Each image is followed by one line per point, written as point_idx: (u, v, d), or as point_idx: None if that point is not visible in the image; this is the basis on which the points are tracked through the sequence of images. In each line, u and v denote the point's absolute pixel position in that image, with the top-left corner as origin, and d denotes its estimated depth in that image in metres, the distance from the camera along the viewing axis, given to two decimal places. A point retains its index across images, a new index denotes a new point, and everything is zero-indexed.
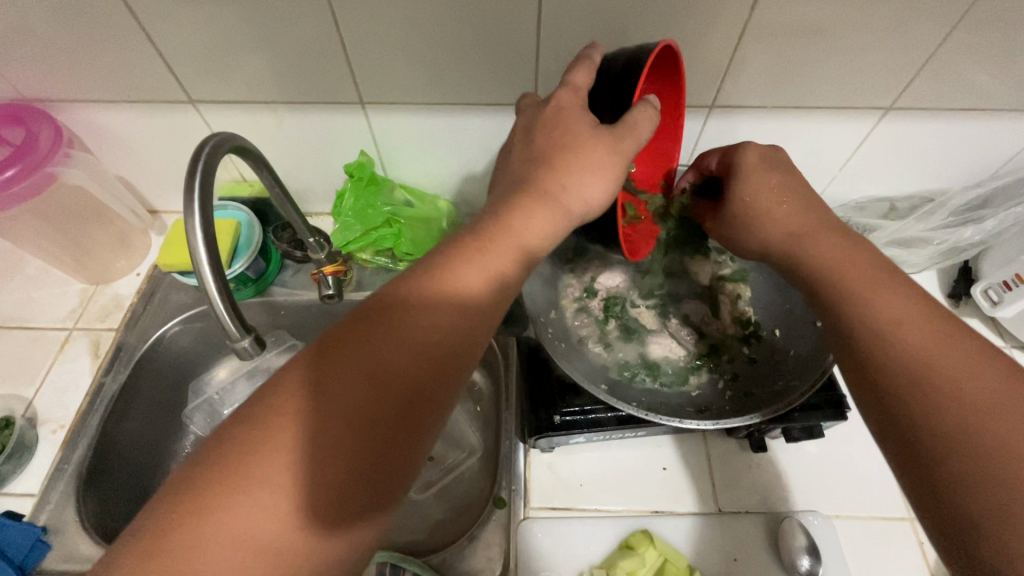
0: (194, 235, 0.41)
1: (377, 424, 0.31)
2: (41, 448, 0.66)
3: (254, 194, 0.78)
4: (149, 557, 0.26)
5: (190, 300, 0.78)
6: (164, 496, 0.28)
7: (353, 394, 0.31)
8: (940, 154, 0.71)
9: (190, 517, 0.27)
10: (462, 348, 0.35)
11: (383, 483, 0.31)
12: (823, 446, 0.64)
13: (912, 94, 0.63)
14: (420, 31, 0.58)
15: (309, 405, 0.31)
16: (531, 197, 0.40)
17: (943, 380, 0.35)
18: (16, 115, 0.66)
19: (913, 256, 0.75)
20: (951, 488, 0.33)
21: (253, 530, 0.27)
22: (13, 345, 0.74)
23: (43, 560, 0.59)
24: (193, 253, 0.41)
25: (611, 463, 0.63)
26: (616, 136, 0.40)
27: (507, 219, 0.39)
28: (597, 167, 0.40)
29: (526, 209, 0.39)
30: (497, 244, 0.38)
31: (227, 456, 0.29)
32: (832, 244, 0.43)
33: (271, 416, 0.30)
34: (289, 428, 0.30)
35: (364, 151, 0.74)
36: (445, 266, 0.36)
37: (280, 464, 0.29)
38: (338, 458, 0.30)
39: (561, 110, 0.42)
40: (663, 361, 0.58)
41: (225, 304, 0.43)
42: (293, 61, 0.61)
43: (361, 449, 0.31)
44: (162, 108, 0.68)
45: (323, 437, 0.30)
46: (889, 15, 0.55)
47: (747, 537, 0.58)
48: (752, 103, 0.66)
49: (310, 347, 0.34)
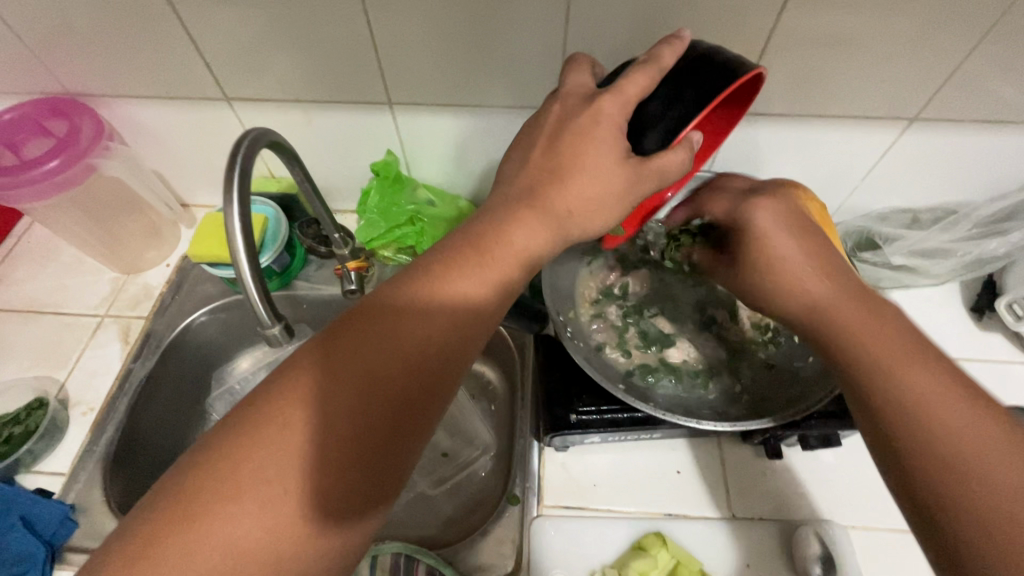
0: (233, 226, 0.43)
1: (381, 422, 0.33)
2: (71, 428, 0.68)
3: (282, 190, 0.80)
4: (181, 524, 0.28)
5: (216, 291, 0.80)
6: (193, 472, 0.30)
7: (364, 396, 0.33)
8: (965, 166, 0.71)
9: (217, 498, 0.29)
10: (461, 351, 0.37)
11: (387, 478, 0.33)
12: (839, 455, 0.63)
13: (937, 105, 0.63)
14: (449, 36, 0.60)
15: (316, 403, 0.32)
16: (529, 209, 0.40)
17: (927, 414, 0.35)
18: (61, 109, 0.69)
19: (934, 266, 0.74)
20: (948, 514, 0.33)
21: (265, 523, 0.29)
22: (48, 330, 0.76)
23: (70, 537, 0.61)
24: (231, 245, 0.43)
25: (625, 465, 0.64)
26: (640, 173, 0.39)
27: (505, 231, 0.39)
28: (609, 185, 0.39)
29: (524, 223, 0.40)
30: (498, 258, 0.39)
31: (250, 441, 0.30)
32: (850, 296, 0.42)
33: (284, 414, 0.31)
34: (302, 426, 0.31)
35: (390, 150, 0.75)
36: (447, 275, 0.37)
37: (294, 463, 0.30)
38: (347, 452, 0.31)
39: (599, 124, 0.40)
40: (681, 366, 0.58)
41: (259, 294, 0.44)
42: (325, 62, 0.64)
43: (366, 444, 0.32)
44: (197, 105, 0.71)
45: (335, 439, 0.31)
46: (915, 27, 0.55)
47: (760, 544, 0.58)
48: (775, 111, 0.66)
49: (319, 351, 0.34)
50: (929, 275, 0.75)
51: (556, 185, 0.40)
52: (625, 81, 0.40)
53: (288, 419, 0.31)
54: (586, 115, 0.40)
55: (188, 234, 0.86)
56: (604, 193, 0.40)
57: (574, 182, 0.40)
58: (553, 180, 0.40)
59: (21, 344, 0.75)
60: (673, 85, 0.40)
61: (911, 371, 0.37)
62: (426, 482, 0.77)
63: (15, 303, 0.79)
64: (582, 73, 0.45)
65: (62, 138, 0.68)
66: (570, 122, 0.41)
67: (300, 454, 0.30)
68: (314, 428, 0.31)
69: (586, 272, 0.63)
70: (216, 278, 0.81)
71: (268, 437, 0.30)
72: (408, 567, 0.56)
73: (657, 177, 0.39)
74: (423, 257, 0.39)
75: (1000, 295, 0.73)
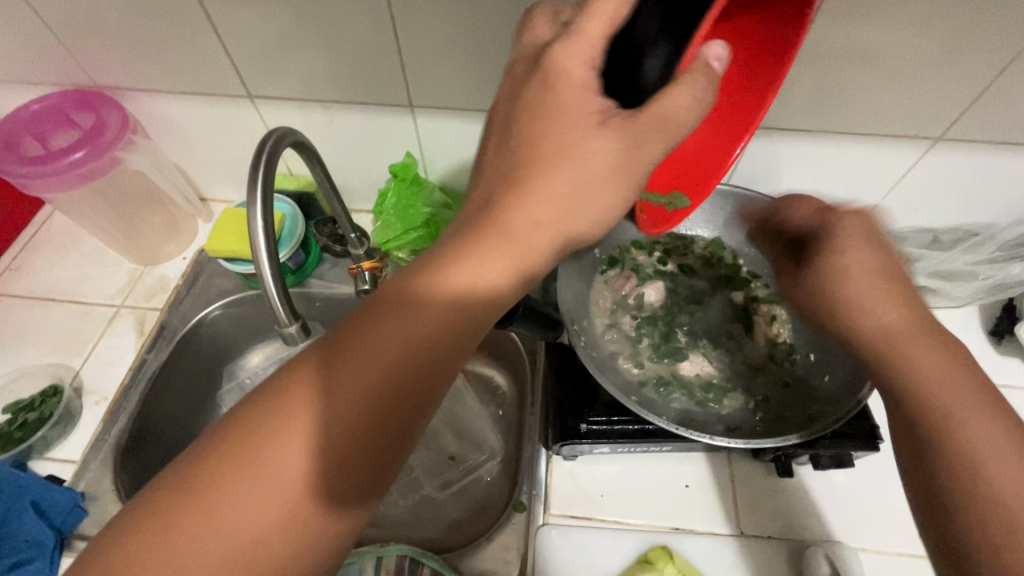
0: (254, 221, 0.43)
1: (374, 440, 0.32)
2: (84, 416, 0.69)
3: (299, 186, 0.81)
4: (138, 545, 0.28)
5: (232, 285, 0.80)
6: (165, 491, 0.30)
7: (349, 413, 0.31)
8: (990, 187, 0.70)
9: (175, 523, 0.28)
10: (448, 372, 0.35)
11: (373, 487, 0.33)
12: (851, 475, 0.62)
13: (962, 126, 0.63)
14: (474, 42, 0.60)
15: (312, 426, 0.31)
16: (521, 199, 0.35)
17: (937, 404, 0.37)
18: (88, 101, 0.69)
19: (952, 288, 0.73)
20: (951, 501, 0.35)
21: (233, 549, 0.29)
22: (65, 318, 0.77)
23: (79, 526, 0.62)
24: (252, 240, 0.43)
25: (633, 477, 0.63)
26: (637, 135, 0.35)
27: (500, 233, 0.35)
28: (608, 166, 0.35)
29: (518, 223, 0.35)
30: (490, 258, 0.34)
31: (220, 464, 0.30)
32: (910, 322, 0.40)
33: (278, 440, 0.30)
34: (279, 450, 0.30)
35: (409, 152, 0.76)
36: (435, 280, 0.34)
37: (266, 488, 0.30)
38: (328, 473, 0.31)
39: (562, 92, 0.36)
40: (693, 380, 0.57)
41: (278, 292, 0.45)
42: (350, 63, 0.64)
43: (353, 470, 0.31)
44: (221, 101, 0.72)
45: (317, 458, 0.31)
46: (942, 47, 0.55)
47: (768, 562, 0.57)
48: (799, 126, 0.66)
49: (313, 361, 0.33)
50: (948, 297, 0.74)
51: (553, 162, 0.35)
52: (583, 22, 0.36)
53: (273, 442, 0.30)
54: (546, 87, 0.36)
55: (204, 228, 0.86)
56: (602, 174, 0.35)
57: (539, 190, 0.35)
58: (523, 169, 0.36)
59: (38, 331, 0.76)
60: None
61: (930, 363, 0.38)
62: (433, 486, 0.77)
63: (34, 290, 0.80)
64: (544, 26, 0.41)
65: (87, 130, 0.68)
66: (536, 93, 0.37)
67: (289, 477, 0.30)
68: (293, 451, 0.30)
69: (600, 281, 0.63)
70: (231, 273, 0.81)
71: (264, 448, 0.30)
72: (413, 569, 0.56)
73: (664, 126, 0.34)
74: (422, 257, 0.36)
75: (1022, 320, 0.71)
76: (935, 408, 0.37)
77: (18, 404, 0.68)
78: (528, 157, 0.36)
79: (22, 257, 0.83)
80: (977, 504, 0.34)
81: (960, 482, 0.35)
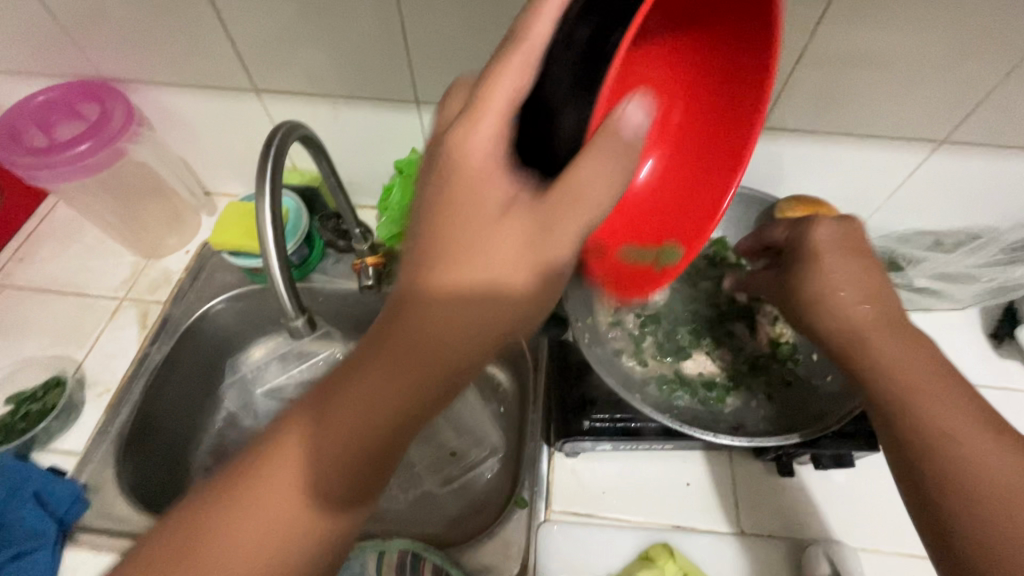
0: (263, 214, 0.43)
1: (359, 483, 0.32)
2: (87, 408, 0.69)
3: (304, 181, 0.80)
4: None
5: (235, 279, 0.80)
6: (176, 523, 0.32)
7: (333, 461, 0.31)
8: (992, 191, 0.70)
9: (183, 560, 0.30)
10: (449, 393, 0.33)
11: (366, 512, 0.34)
12: (852, 475, 0.63)
13: (966, 130, 0.63)
14: (481, 39, 0.60)
15: (302, 471, 0.32)
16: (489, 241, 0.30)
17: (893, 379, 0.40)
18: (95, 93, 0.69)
19: (955, 291, 0.74)
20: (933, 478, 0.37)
21: None
22: (68, 310, 0.77)
23: (81, 517, 0.62)
24: (261, 234, 0.43)
25: (634, 474, 0.64)
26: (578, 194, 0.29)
27: (470, 280, 0.30)
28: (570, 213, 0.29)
29: (487, 268, 0.30)
30: (457, 312, 0.30)
31: (221, 508, 0.31)
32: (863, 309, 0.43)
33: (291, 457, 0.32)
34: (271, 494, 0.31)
35: (415, 147, 0.75)
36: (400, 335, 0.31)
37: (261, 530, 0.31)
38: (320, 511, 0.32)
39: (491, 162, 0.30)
40: (696, 378, 0.58)
41: (286, 286, 0.45)
42: (357, 57, 0.64)
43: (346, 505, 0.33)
44: (226, 94, 0.71)
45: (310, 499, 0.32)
46: (948, 50, 0.55)
47: (768, 560, 0.58)
48: (804, 127, 0.66)
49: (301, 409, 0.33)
50: (950, 300, 0.75)
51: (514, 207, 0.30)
52: (481, 96, 0.31)
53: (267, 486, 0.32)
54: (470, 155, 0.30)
55: (208, 221, 0.86)
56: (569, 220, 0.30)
57: (497, 238, 0.30)
58: (464, 222, 0.31)
59: (41, 323, 0.76)
60: (561, 57, 0.30)
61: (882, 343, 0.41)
62: (434, 482, 0.77)
63: (37, 282, 0.80)
64: (459, 96, 0.35)
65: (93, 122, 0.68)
66: (458, 159, 0.31)
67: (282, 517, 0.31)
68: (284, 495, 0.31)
69: None
70: (235, 267, 0.81)
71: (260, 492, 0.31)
72: (415, 564, 0.56)
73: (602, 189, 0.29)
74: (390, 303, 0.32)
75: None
76: (885, 380, 0.40)
77: (21, 395, 0.68)
78: (480, 207, 0.31)
79: (25, 249, 0.83)
80: (940, 467, 0.37)
81: (925, 446, 0.38)
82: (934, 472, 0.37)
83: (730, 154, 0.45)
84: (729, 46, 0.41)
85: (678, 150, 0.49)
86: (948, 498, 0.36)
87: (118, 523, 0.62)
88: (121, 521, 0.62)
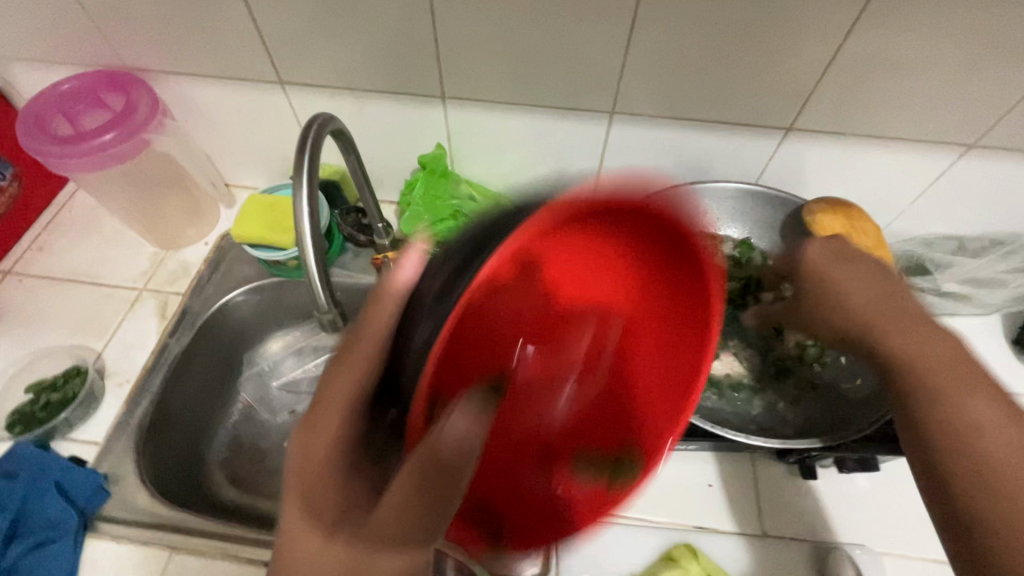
0: (300, 208, 0.43)
1: None
2: (106, 398, 0.69)
3: (324, 176, 0.80)
4: None
5: (254, 272, 0.80)
6: None
7: None
8: (1019, 196, 0.70)
9: None
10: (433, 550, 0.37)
11: None
12: (875, 479, 0.62)
13: (997, 134, 0.63)
14: (511, 34, 0.60)
15: None
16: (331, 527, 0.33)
17: (920, 373, 0.39)
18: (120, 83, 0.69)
19: (979, 296, 0.73)
20: (957, 475, 0.37)
21: None
22: (86, 299, 0.77)
23: (102, 507, 0.61)
24: (296, 224, 0.43)
25: (656, 475, 0.63)
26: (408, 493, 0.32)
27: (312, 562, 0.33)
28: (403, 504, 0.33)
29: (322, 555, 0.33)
30: None
31: None
32: (884, 308, 0.42)
33: None
34: None
35: (439, 144, 0.75)
36: None
37: None
38: None
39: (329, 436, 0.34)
40: (724, 379, 0.57)
41: (320, 280, 0.45)
42: (384, 50, 0.64)
43: None
44: (250, 86, 0.71)
45: None
46: (984, 53, 0.55)
47: (793, 563, 0.57)
48: (832, 129, 0.65)
49: None
50: (973, 305, 0.74)
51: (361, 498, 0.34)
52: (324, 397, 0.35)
53: None
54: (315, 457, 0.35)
55: (227, 214, 0.86)
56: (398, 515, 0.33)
57: (332, 531, 0.33)
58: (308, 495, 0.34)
59: (59, 312, 0.76)
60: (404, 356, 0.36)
61: (911, 334, 0.41)
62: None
63: (55, 271, 0.80)
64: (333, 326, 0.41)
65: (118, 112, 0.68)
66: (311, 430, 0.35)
67: None
68: None
69: None
70: (253, 259, 0.81)
71: None
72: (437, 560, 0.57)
73: (423, 490, 0.32)
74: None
75: None
76: (918, 382, 0.39)
77: (40, 383, 0.68)
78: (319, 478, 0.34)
79: (43, 238, 0.83)
80: (964, 465, 0.37)
81: (950, 443, 0.37)
82: (955, 462, 0.37)
83: (673, 377, 0.44)
84: (664, 271, 0.45)
85: (628, 341, 0.50)
86: (975, 496, 0.36)
87: (138, 514, 0.61)
88: (142, 512, 0.61)
